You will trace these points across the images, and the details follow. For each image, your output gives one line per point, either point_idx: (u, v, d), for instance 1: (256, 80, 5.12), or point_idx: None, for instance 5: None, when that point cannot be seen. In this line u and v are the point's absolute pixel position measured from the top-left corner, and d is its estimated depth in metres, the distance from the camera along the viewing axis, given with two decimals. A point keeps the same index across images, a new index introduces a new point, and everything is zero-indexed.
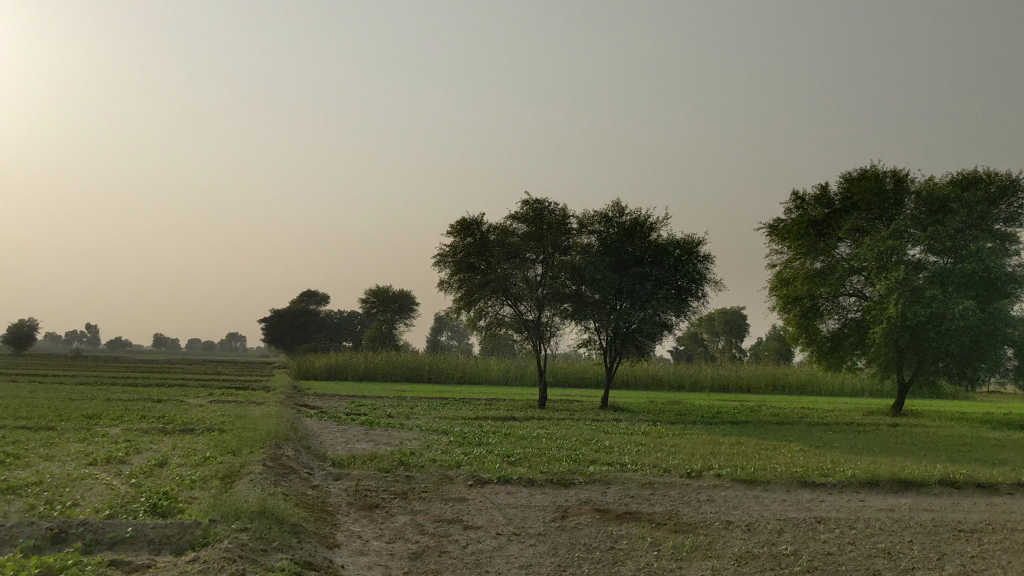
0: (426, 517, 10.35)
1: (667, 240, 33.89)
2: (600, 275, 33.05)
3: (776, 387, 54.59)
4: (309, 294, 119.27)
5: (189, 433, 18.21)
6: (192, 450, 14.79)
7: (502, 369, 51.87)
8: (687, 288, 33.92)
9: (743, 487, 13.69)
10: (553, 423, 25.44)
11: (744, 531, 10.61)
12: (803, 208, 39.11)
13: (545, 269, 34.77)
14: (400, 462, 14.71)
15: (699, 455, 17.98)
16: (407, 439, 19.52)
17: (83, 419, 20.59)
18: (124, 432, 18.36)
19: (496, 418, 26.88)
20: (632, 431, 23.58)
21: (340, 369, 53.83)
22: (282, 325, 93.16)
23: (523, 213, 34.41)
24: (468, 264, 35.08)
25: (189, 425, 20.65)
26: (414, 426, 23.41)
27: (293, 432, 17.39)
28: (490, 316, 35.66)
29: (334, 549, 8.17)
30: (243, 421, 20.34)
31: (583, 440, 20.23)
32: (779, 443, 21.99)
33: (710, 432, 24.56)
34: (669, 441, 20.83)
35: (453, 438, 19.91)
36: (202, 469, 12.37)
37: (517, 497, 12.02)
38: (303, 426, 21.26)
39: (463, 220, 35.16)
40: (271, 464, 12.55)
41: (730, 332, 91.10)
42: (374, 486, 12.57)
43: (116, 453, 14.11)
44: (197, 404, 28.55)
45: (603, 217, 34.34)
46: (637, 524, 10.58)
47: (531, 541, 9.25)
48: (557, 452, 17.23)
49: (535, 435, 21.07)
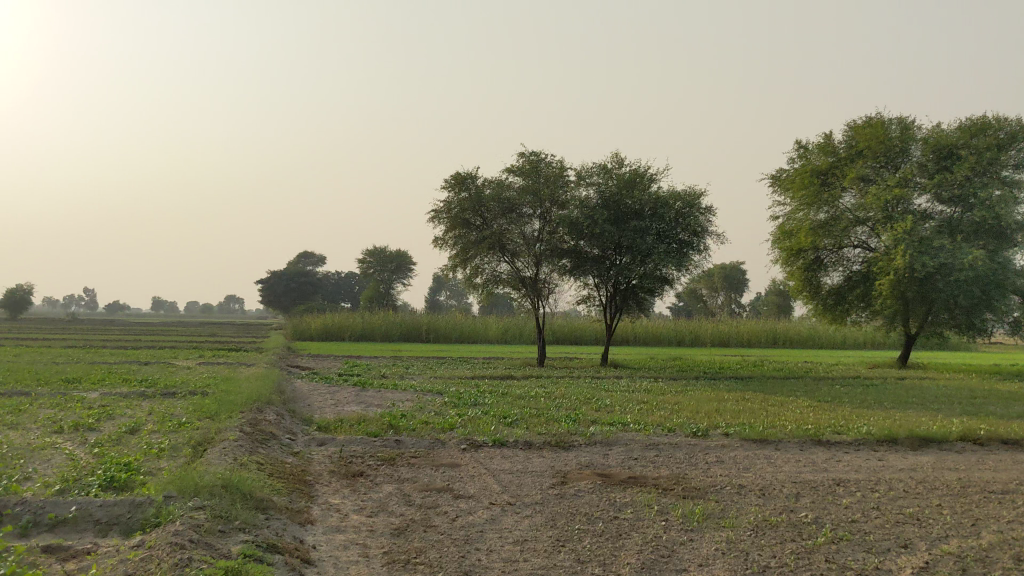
0: (413, 487, 9.50)
1: (667, 193, 32.65)
2: (599, 229, 31.97)
3: (777, 341, 53.90)
4: (305, 256, 118.24)
5: (169, 397, 17.36)
6: (168, 416, 13.92)
7: (501, 328, 51.10)
8: (688, 242, 32.69)
9: (753, 447, 12.86)
10: (551, 381, 24.62)
11: (759, 497, 9.77)
12: (806, 158, 37.99)
13: (543, 224, 33.80)
14: (388, 425, 13.87)
15: (704, 413, 17.17)
16: (399, 400, 18.69)
17: (61, 383, 19.75)
18: (101, 397, 17.50)
19: (492, 378, 26.05)
20: (633, 388, 22.78)
21: (335, 330, 52.98)
22: (279, 287, 92.31)
23: (518, 166, 33.32)
24: (463, 220, 34.03)
25: (173, 388, 19.77)
26: (408, 386, 22.58)
27: (278, 395, 16.56)
28: (486, 274, 34.80)
29: (305, 527, 7.29)
30: (227, 383, 19.51)
31: (583, 399, 19.41)
32: (785, 399, 21.20)
33: (713, 388, 23.73)
34: (672, 399, 20.03)
35: (448, 398, 19.09)
36: (173, 436, 11.52)
37: (512, 461, 11.17)
38: (292, 389, 20.44)
39: (457, 175, 34.05)
40: (248, 430, 11.69)
41: (729, 288, 90.28)
42: (359, 452, 11.71)
43: (85, 420, 13.28)
44: (185, 366, 27.72)
45: (601, 169, 33.16)
46: (642, 490, 9.73)
47: (525, 514, 8.39)
48: (555, 411, 16.41)
49: (533, 394, 20.27)
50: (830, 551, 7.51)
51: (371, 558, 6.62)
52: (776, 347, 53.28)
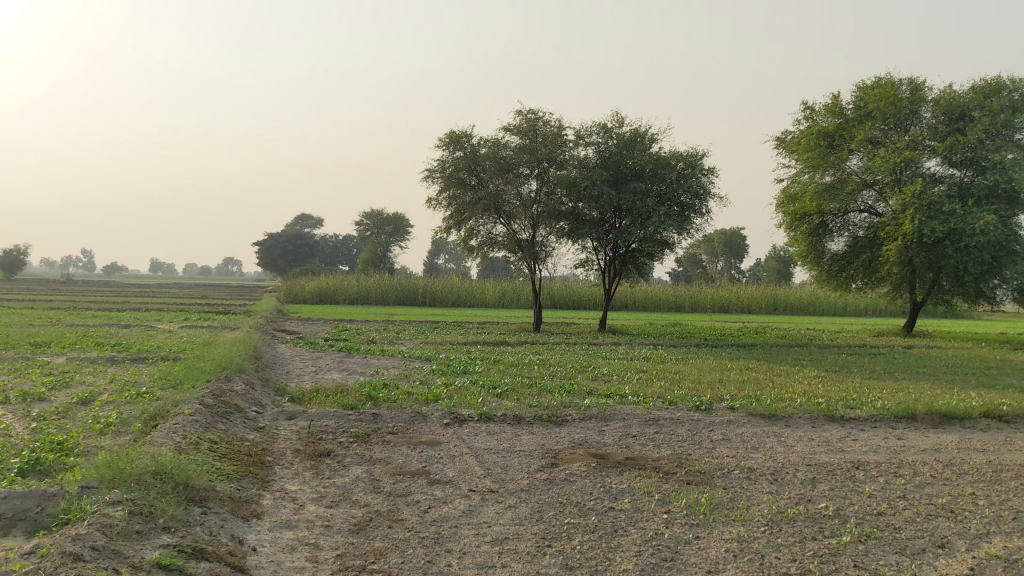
0: (385, 469, 8.48)
1: (669, 153, 31.35)
2: (597, 190, 30.75)
3: (777, 308, 52.89)
4: (302, 218, 117.07)
5: (138, 363, 16.29)
6: (130, 384, 12.89)
7: (498, 291, 50.06)
8: (689, 205, 31.40)
9: (761, 423, 11.85)
10: (547, 348, 23.61)
11: (771, 483, 8.76)
12: (813, 119, 36.61)
13: (540, 185, 32.62)
14: (366, 396, 12.83)
15: (707, 384, 16.16)
16: (384, 367, 17.68)
17: (28, 347, 18.69)
18: (66, 362, 16.46)
19: (484, 343, 25.06)
20: (632, 357, 21.77)
21: (330, 293, 51.88)
22: (276, 249, 91.11)
23: (515, 125, 32.11)
24: (457, 180, 32.85)
25: (147, 353, 18.73)
26: (396, 352, 21.58)
27: (254, 361, 15.54)
28: (482, 236, 33.70)
29: (249, 523, 6.26)
30: (205, 347, 18.47)
31: (580, 367, 18.40)
32: (792, 369, 20.18)
33: (715, 356, 22.74)
34: (673, 368, 19.03)
35: (436, 365, 18.10)
36: (125, 409, 10.47)
37: (497, 439, 10.15)
38: (273, 355, 19.40)
39: (451, 133, 32.84)
40: (210, 403, 10.64)
41: (730, 254, 89.00)
42: (331, 427, 10.67)
43: (37, 386, 12.23)
44: (166, 329, 26.66)
45: (600, 128, 31.86)
46: (641, 474, 8.72)
47: (507, 504, 7.38)
48: (549, 382, 15.40)
49: (526, 362, 19.25)
50: (858, 554, 6.50)
51: (323, 564, 5.59)
52: (777, 313, 52.34)
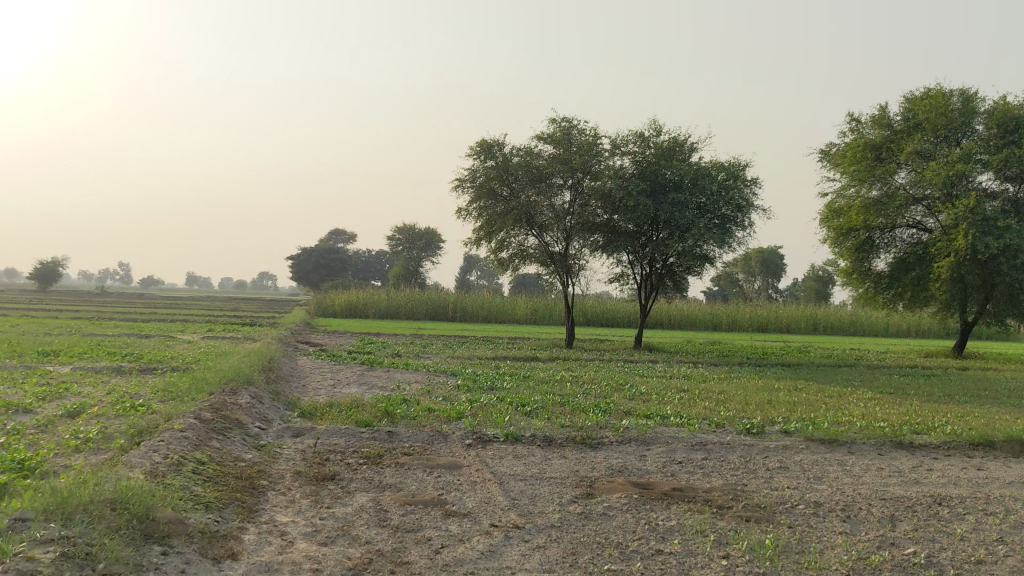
0: (395, 497, 7.35)
1: (710, 163, 30.12)
2: (634, 201, 29.59)
3: (817, 328, 51.26)
4: (335, 234, 116.81)
5: (146, 374, 15.32)
6: (128, 397, 11.87)
7: (529, 307, 48.91)
8: (731, 218, 30.13)
9: (821, 449, 10.59)
10: (580, 365, 22.41)
11: (843, 521, 7.52)
12: (859, 132, 35.19)
13: (574, 196, 31.53)
14: (383, 412, 11.73)
15: (754, 405, 14.90)
16: (407, 382, 16.57)
17: (35, 356, 17.80)
18: (71, 372, 15.52)
19: (514, 359, 23.94)
20: (672, 375, 20.50)
21: (360, 307, 50.92)
22: (308, 263, 90.57)
23: (549, 133, 31.04)
24: (489, 191, 31.82)
25: (159, 363, 17.77)
26: (421, 366, 20.48)
27: (266, 373, 14.49)
28: (513, 248, 32.63)
29: (219, 566, 5.17)
30: (218, 358, 17.45)
31: (616, 385, 17.18)
32: (844, 390, 18.80)
33: (760, 376, 21.43)
34: (717, 388, 17.74)
35: (462, 380, 16.96)
36: (111, 423, 9.42)
37: (526, 463, 8.98)
38: (292, 367, 18.36)
39: (483, 141, 31.82)
40: (207, 417, 9.59)
41: (767, 273, 87.10)
42: (339, 447, 9.55)
43: (26, 398, 11.24)
44: (186, 340, 25.77)
45: (638, 137, 30.72)
46: (691, 508, 7.51)
47: (535, 543, 6.22)
48: (583, 400, 14.24)
49: (559, 379, 18.06)
50: None
51: None
52: (817, 333, 50.69)
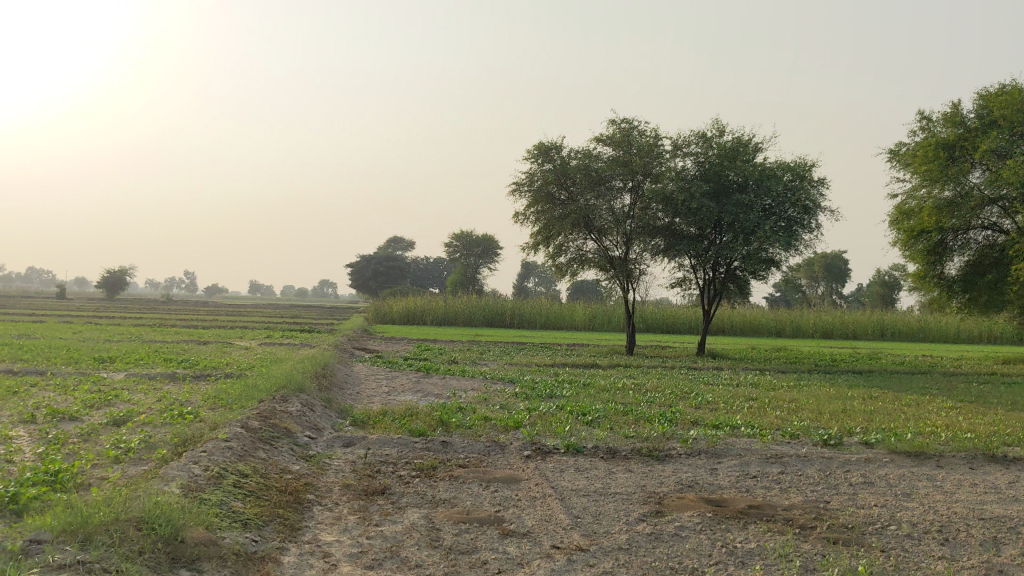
0: (448, 514, 6.82)
1: (776, 164, 29.24)
2: (697, 203, 28.85)
3: (885, 334, 49.73)
4: (394, 241, 117.28)
5: (199, 381, 15.05)
6: (177, 404, 11.55)
7: (588, 314, 48.23)
8: (798, 219, 29.19)
9: (908, 463, 9.82)
10: (643, 372, 21.73)
11: (941, 544, 6.80)
12: (930, 130, 33.87)
13: (634, 199, 30.87)
14: (437, 421, 11.22)
15: (829, 415, 14.10)
16: (463, 389, 16.05)
17: (90, 363, 17.68)
18: (124, 379, 15.31)
19: (574, 366, 23.35)
20: (739, 383, 19.69)
21: (418, 314, 50.71)
22: (367, 270, 90.91)
23: (609, 135, 30.43)
24: (547, 194, 31.31)
25: (214, 369, 17.52)
26: (479, 373, 19.99)
27: (319, 379, 14.10)
28: (571, 253, 32.04)
29: None
30: (271, 365, 17.14)
31: (681, 393, 16.47)
32: (922, 399, 17.83)
33: (831, 383, 20.52)
34: (787, 396, 16.93)
35: (520, 388, 16.39)
36: (156, 432, 9.05)
37: (590, 477, 8.38)
38: (347, 374, 17.98)
39: (541, 144, 31.31)
40: (255, 426, 9.17)
41: (831, 278, 85.14)
42: (391, 458, 9.05)
43: (74, 406, 10.96)
44: (243, 346, 25.63)
45: (700, 138, 29.96)
46: (771, 529, 6.86)
47: (599, 568, 5.64)
48: (647, 408, 13.59)
49: (620, 387, 17.40)
50: None
51: None
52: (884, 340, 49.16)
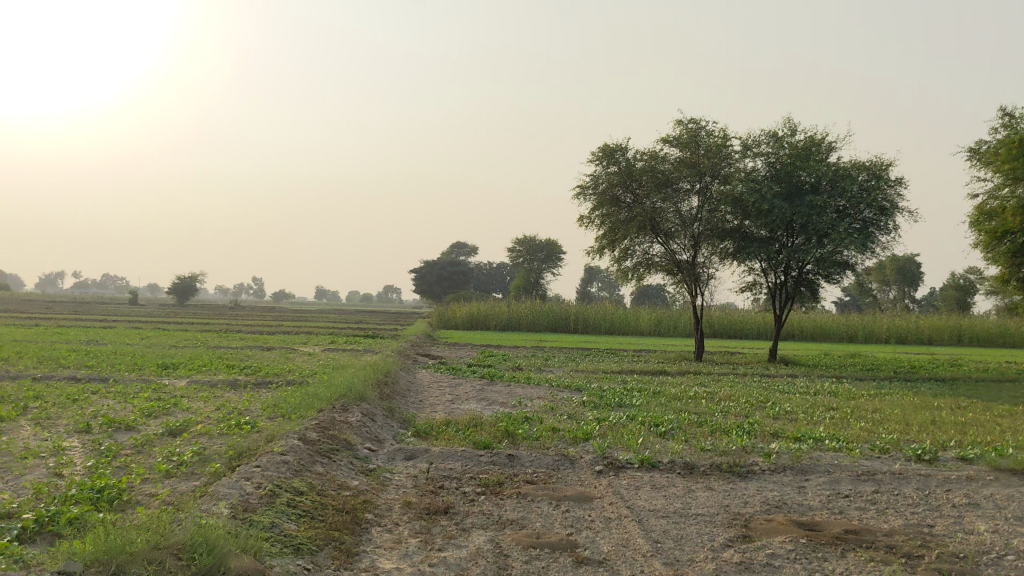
0: (515, 538, 6.27)
1: (851, 163, 28.18)
2: (768, 205, 27.96)
3: (962, 339, 47.91)
4: (457, 247, 117.44)
5: (259, 389, 14.76)
6: (236, 414, 11.22)
7: (653, 319, 47.40)
8: (874, 220, 28.07)
9: (1016, 482, 8.98)
10: (714, 379, 20.96)
11: None
12: (1015, 126, 32.34)
13: (702, 201, 30.07)
14: (503, 432, 10.71)
15: (918, 426, 13.22)
16: (529, 398, 15.52)
17: (153, 369, 17.58)
18: (186, 386, 15.10)
19: (641, 372, 22.70)
20: (816, 391, 18.81)
21: (481, 319, 50.36)
22: (431, 275, 91.01)
23: (676, 136, 29.69)
24: (612, 197, 30.68)
25: (276, 376, 17.27)
26: (543, 380, 19.45)
27: (381, 387, 13.70)
28: (638, 257, 31.35)
29: None
30: (334, 372, 16.83)
31: (757, 403, 15.72)
32: (1014, 408, 16.78)
33: (913, 391, 19.52)
34: (869, 406, 16.04)
35: (588, 396, 15.81)
36: (210, 444, 8.69)
37: (668, 497, 7.77)
38: (410, 382, 17.59)
39: (606, 146, 30.67)
40: (313, 437, 8.76)
41: (903, 282, 82.77)
42: (456, 472, 8.55)
43: (131, 415, 10.69)
44: (306, 352, 25.50)
45: (770, 137, 29.05)
46: (873, 558, 6.17)
47: None
48: (723, 419, 12.90)
49: (692, 395, 16.71)
50: None
51: None
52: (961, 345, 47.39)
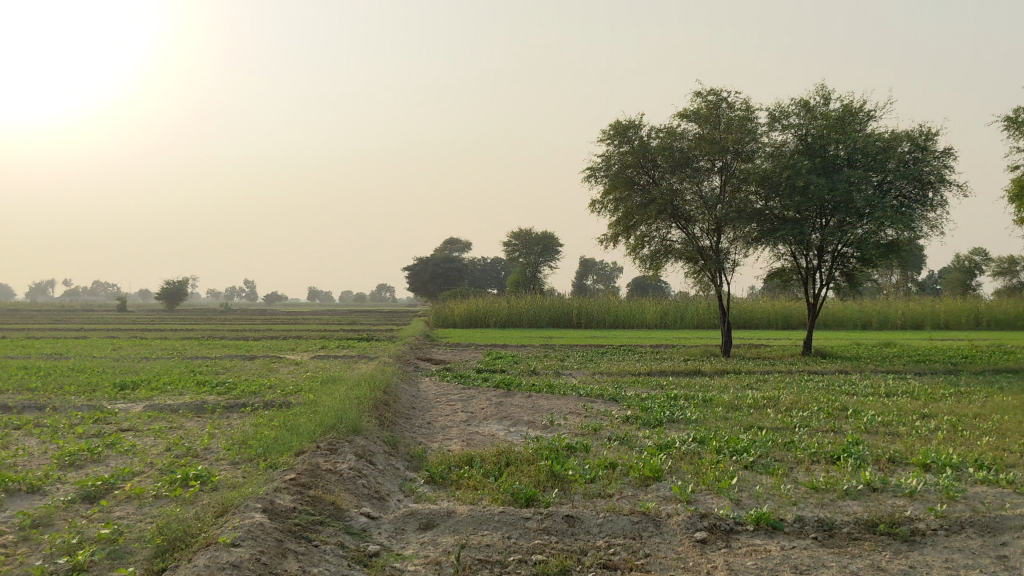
0: None
1: (891, 133, 25.42)
2: (802, 181, 25.26)
3: (982, 324, 45.21)
4: (450, 244, 114.47)
5: (229, 415, 11.95)
6: (188, 460, 8.40)
7: (660, 311, 44.75)
8: (918, 197, 25.32)
9: None
10: (760, 381, 18.22)
11: None
12: None
13: (725, 181, 27.30)
14: (547, 474, 7.97)
15: None
16: (560, 414, 12.73)
17: (105, 391, 14.71)
18: (140, 412, 12.27)
19: (672, 374, 19.99)
20: (885, 392, 16.08)
21: (480, 316, 47.50)
22: (425, 272, 88.08)
23: (694, 110, 26.95)
24: (625, 179, 27.96)
25: (253, 394, 14.42)
26: (569, 387, 16.69)
27: (379, 409, 10.93)
28: (655, 244, 28.59)
29: None
30: (323, 387, 14.00)
31: (835, 413, 13.00)
32: None
33: (994, 388, 16.82)
34: (966, 411, 13.33)
35: (629, 410, 13.07)
36: (134, 524, 5.93)
37: None
38: (412, 397, 14.77)
39: (617, 123, 27.90)
40: (283, 508, 6.02)
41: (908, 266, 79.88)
42: (493, 552, 5.80)
43: (42, 468, 7.87)
44: (293, 361, 22.63)
45: (801, 107, 26.32)
46: None
47: None
48: (813, 442, 10.19)
49: (751, 404, 14.02)
50: None
51: None
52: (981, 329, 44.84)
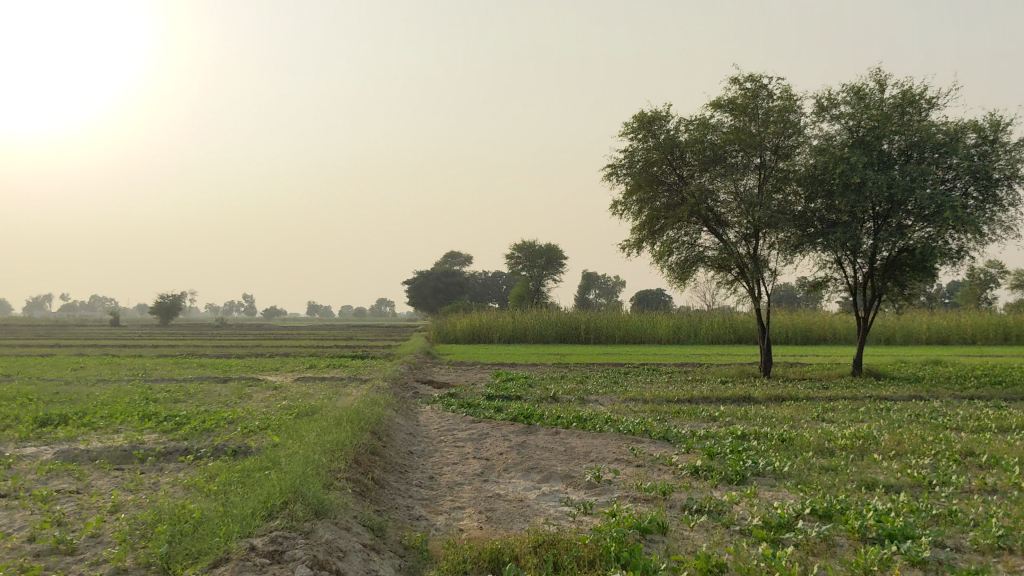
0: None
1: (955, 124, 22.41)
2: (858, 177, 22.21)
3: (1011, 338, 41.81)
4: (450, 258, 111.48)
5: (160, 468, 8.78)
6: (45, 565, 5.23)
7: (672, 325, 41.44)
8: (986, 195, 22.27)
9: None
10: (828, 411, 15.05)
11: None
12: None
13: (762, 180, 24.25)
14: None
15: None
16: (605, 463, 9.57)
17: (20, 428, 11.54)
18: (40, 464, 9.06)
19: (716, 400, 16.88)
20: (994, 427, 12.90)
21: (484, 331, 44.37)
22: (425, 287, 84.95)
23: (729, 99, 23.96)
24: (650, 177, 24.97)
25: (206, 433, 11.25)
26: (602, 420, 13.51)
27: (363, 466, 7.82)
28: (684, 251, 25.52)
29: None
30: (294, 425, 10.83)
31: (964, 461, 9.87)
32: None
33: None
34: None
35: (694, 457, 9.91)
36: None
37: None
38: (409, 437, 11.60)
39: (641, 114, 24.87)
40: None
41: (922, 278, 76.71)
42: None
43: None
44: (272, 385, 19.44)
45: (851, 96, 23.35)
46: None
47: None
48: (986, 516, 7.08)
49: (842, 445, 10.88)
50: None
51: None
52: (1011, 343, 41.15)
